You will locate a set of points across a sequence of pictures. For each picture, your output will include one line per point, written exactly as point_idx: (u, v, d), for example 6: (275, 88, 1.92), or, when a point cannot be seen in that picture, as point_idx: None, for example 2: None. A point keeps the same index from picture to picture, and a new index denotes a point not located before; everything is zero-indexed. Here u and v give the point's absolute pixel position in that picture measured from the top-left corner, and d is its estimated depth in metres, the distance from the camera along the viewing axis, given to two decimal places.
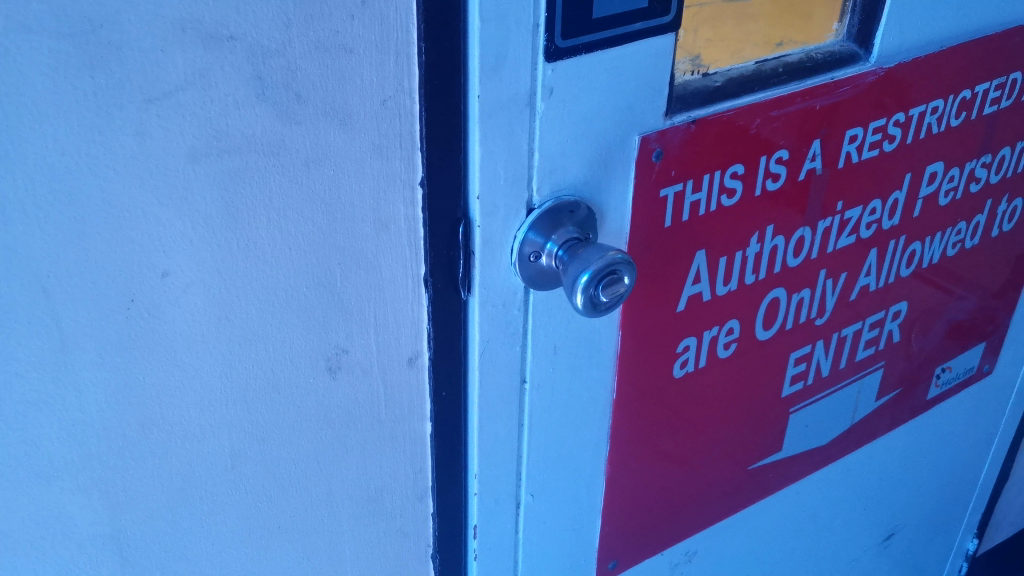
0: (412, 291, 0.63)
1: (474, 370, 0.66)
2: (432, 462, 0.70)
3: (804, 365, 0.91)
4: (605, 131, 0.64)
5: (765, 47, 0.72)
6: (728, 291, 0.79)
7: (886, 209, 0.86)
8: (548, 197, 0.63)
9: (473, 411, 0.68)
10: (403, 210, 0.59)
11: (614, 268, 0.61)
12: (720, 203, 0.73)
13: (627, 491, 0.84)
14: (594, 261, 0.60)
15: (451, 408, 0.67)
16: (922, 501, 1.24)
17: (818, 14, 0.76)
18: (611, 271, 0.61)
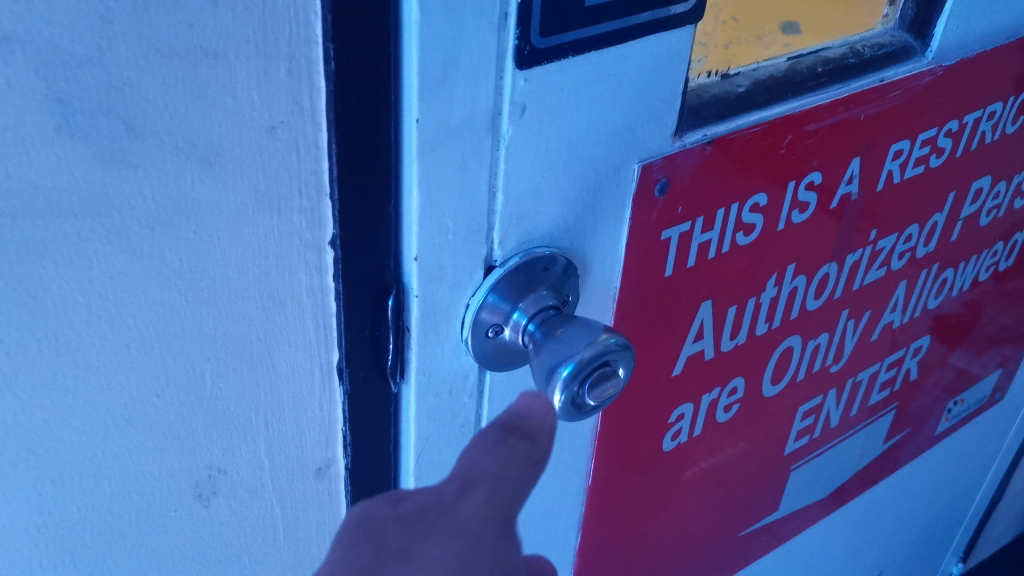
0: (319, 385, 0.44)
1: (409, 479, 0.48)
2: None
3: (812, 419, 0.75)
4: (595, 161, 0.46)
5: (730, 20, 0.54)
6: (735, 346, 0.62)
7: (921, 235, 0.70)
8: (514, 251, 0.45)
9: None
10: (304, 280, 0.41)
11: (608, 359, 0.44)
12: (734, 242, 0.56)
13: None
14: (580, 347, 0.43)
15: None
16: (913, 535, 1.11)
17: (830, 9, 0.59)
18: (603, 363, 0.44)
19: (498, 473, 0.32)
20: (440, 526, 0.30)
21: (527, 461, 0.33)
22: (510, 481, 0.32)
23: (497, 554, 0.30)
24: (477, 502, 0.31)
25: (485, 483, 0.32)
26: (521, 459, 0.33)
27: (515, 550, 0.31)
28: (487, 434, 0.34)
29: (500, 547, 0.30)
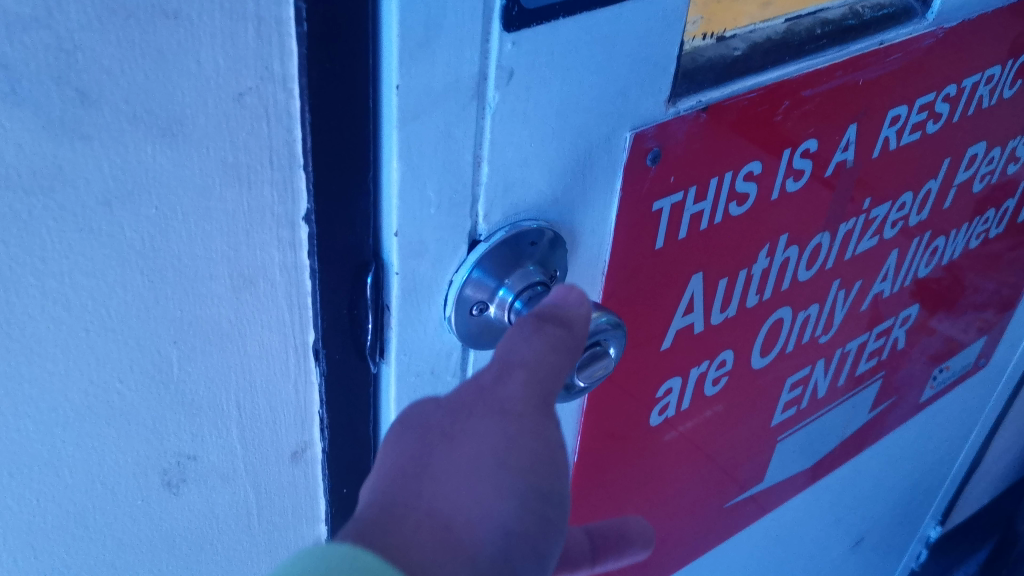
0: (294, 368, 0.42)
1: None
2: None
3: (799, 389, 0.74)
4: (586, 128, 0.43)
5: None
6: (724, 319, 0.60)
7: (915, 202, 0.68)
8: (501, 225, 0.43)
9: None
10: (276, 258, 0.38)
11: (599, 340, 0.42)
12: (726, 212, 0.54)
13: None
14: None
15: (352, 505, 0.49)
16: (893, 499, 1.11)
17: None
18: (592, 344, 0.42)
19: (533, 361, 0.36)
20: (483, 405, 0.35)
21: (560, 348, 0.37)
22: (546, 370, 0.36)
23: (534, 435, 0.35)
24: (516, 385, 0.35)
25: (522, 369, 0.36)
26: (554, 346, 0.37)
27: (551, 420, 0.36)
28: (525, 325, 0.37)
29: (539, 429, 0.35)
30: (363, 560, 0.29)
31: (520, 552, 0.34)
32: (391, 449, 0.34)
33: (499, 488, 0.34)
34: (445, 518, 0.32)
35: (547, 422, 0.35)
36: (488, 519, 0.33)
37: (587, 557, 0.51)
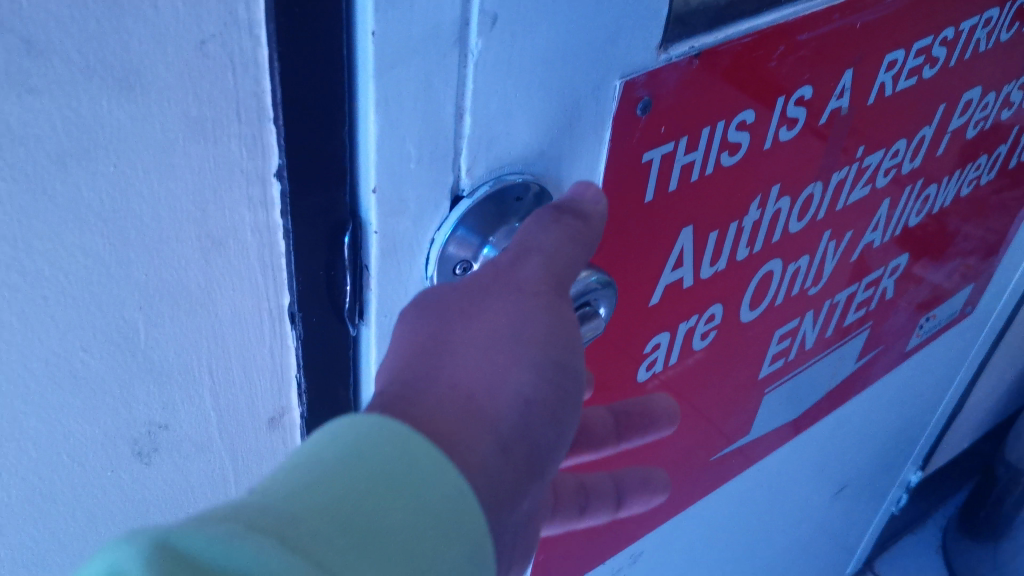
0: (269, 332, 0.40)
1: None
2: None
3: (787, 341, 0.73)
4: (574, 77, 0.41)
5: None
6: (714, 272, 0.59)
7: (909, 150, 0.67)
8: (485, 179, 0.41)
9: None
10: (247, 217, 0.36)
11: (591, 297, 0.43)
12: (718, 163, 0.52)
13: (599, 465, 0.64)
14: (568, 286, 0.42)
15: None
16: (875, 446, 1.12)
17: None
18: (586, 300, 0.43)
19: (551, 249, 0.39)
20: (502, 288, 0.38)
21: (579, 238, 0.40)
22: (561, 257, 0.40)
23: (550, 313, 0.38)
24: (533, 269, 0.39)
25: (539, 256, 0.39)
26: (573, 237, 0.40)
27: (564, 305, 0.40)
28: (545, 213, 0.41)
29: (553, 307, 0.39)
30: (394, 433, 0.32)
31: (537, 421, 0.38)
32: (410, 324, 0.37)
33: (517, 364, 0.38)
34: (468, 391, 0.36)
35: (560, 308, 0.39)
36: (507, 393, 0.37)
37: (611, 436, 0.55)
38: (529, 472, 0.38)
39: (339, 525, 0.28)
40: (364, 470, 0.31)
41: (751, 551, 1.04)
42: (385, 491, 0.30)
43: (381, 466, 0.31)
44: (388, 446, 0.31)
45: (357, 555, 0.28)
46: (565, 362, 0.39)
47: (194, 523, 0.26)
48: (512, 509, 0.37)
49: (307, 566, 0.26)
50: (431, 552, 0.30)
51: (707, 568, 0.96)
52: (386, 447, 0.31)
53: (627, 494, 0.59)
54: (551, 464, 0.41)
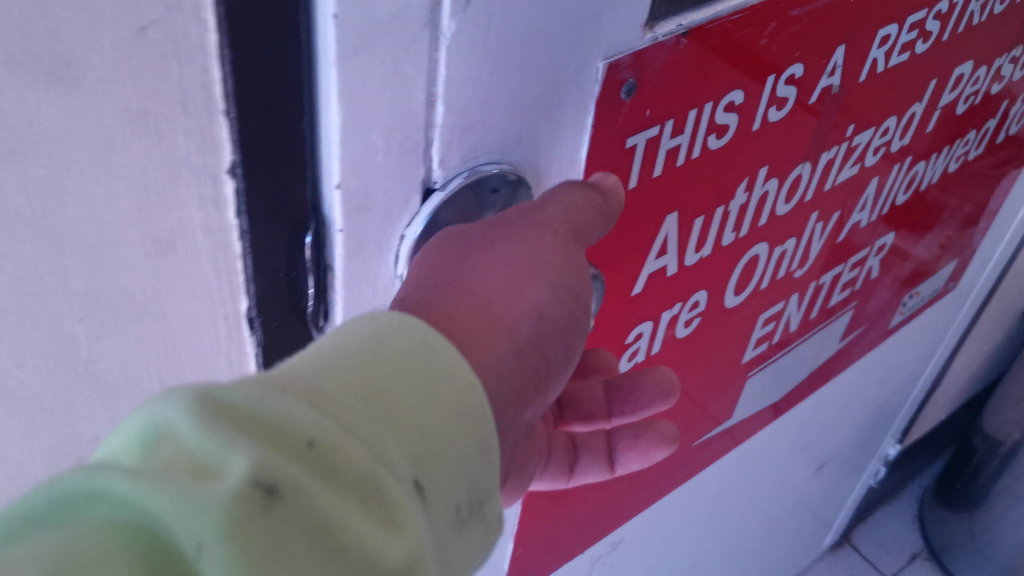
0: (225, 340, 0.37)
1: None
2: None
3: (771, 324, 0.71)
4: (554, 59, 0.38)
5: None
6: (699, 259, 0.56)
7: (899, 127, 0.64)
8: (460, 170, 0.38)
9: None
10: (198, 218, 0.32)
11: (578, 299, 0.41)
12: (704, 146, 0.49)
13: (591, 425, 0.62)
14: None
15: None
16: (855, 423, 1.11)
17: None
18: None
19: (574, 203, 0.39)
20: (524, 222, 0.39)
21: (599, 207, 0.40)
22: (585, 215, 0.40)
23: (567, 253, 0.39)
24: (555, 212, 0.39)
25: (562, 206, 0.39)
26: (595, 204, 0.40)
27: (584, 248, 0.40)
28: (571, 183, 0.41)
29: (571, 249, 0.39)
30: (417, 332, 0.33)
31: (548, 340, 0.39)
32: (428, 248, 0.37)
33: (533, 281, 0.38)
34: (485, 297, 0.37)
35: (578, 253, 0.39)
36: (521, 309, 0.38)
37: (601, 407, 0.53)
38: (533, 387, 0.39)
39: (362, 399, 0.30)
40: (388, 356, 0.32)
41: (731, 529, 1.03)
42: (409, 379, 0.31)
43: (401, 357, 0.32)
44: (411, 343, 0.32)
45: (375, 429, 0.29)
46: (579, 295, 0.40)
47: (236, 385, 0.27)
48: (512, 418, 0.38)
49: (334, 430, 0.27)
50: (445, 439, 0.31)
51: (686, 550, 0.95)
52: (407, 342, 0.32)
53: (620, 453, 0.54)
54: (550, 393, 0.41)
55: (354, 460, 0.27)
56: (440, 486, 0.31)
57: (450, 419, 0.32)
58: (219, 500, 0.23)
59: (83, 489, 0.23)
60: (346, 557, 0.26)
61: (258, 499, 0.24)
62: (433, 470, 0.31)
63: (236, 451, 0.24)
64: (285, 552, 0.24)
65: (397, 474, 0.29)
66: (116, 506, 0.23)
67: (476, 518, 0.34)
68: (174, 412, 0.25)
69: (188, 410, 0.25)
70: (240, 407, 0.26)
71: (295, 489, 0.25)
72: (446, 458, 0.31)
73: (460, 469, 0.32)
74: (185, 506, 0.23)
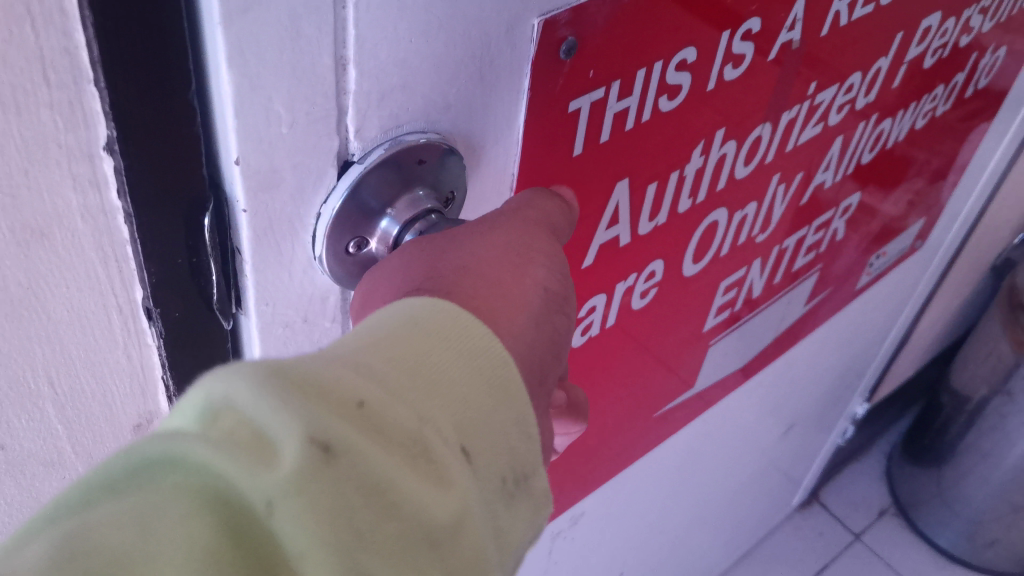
0: (122, 332, 0.34)
1: None
2: None
3: (733, 291, 0.69)
4: (481, 17, 0.34)
5: None
6: (654, 228, 0.53)
7: (864, 84, 0.61)
8: (379, 141, 0.35)
9: None
10: (74, 201, 0.29)
11: None
12: (656, 108, 0.46)
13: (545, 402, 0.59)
14: None
15: None
16: (822, 384, 1.09)
17: None
18: None
19: (543, 205, 0.39)
20: (506, 216, 0.37)
21: (560, 209, 0.40)
22: (553, 214, 0.39)
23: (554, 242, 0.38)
24: (530, 209, 0.38)
25: (534, 207, 0.38)
26: (558, 208, 0.40)
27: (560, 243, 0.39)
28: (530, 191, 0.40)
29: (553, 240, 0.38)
30: (450, 310, 0.31)
31: (562, 318, 0.36)
32: (409, 257, 0.34)
33: (536, 257, 0.36)
34: (496, 277, 0.34)
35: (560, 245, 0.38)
36: (531, 287, 0.35)
37: None
38: (556, 369, 0.36)
39: (406, 371, 0.28)
40: (423, 331, 0.29)
41: (697, 495, 1.02)
42: (450, 350, 0.29)
43: (438, 333, 0.30)
44: (445, 317, 0.30)
45: (424, 392, 0.28)
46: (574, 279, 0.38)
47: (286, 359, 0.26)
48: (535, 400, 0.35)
49: (383, 396, 0.26)
50: (492, 405, 0.29)
51: (651, 518, 0.94)
52: (441, 314, 0.30)
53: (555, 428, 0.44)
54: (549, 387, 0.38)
55: (402, 420, 0.26)
56: (490, 452, 0.29)
57: (491, 390, 0.30)
58: (280, 472, 0.22)
59: (156, 456, 0.22)
60: (401, 515, 0.25)
61: (316, 459, 0.23)
62: (481, 441, 0.29)
63: (289, 414, 0.23)
64: (347, 511, 0.23)
65: (446, 438, 0.27)
66: (187, 473, 0.22)
67: (528, 494, 0.31)
68: (230, 378, 0.24)
69: (242, 376, 0.24)
70: (295, 370, 0.25)
71: (350, 450, 0.24)
72: (492, 427, 0.29)
73: (507, 441, 0.30)
74: (250, 471, 0.22)
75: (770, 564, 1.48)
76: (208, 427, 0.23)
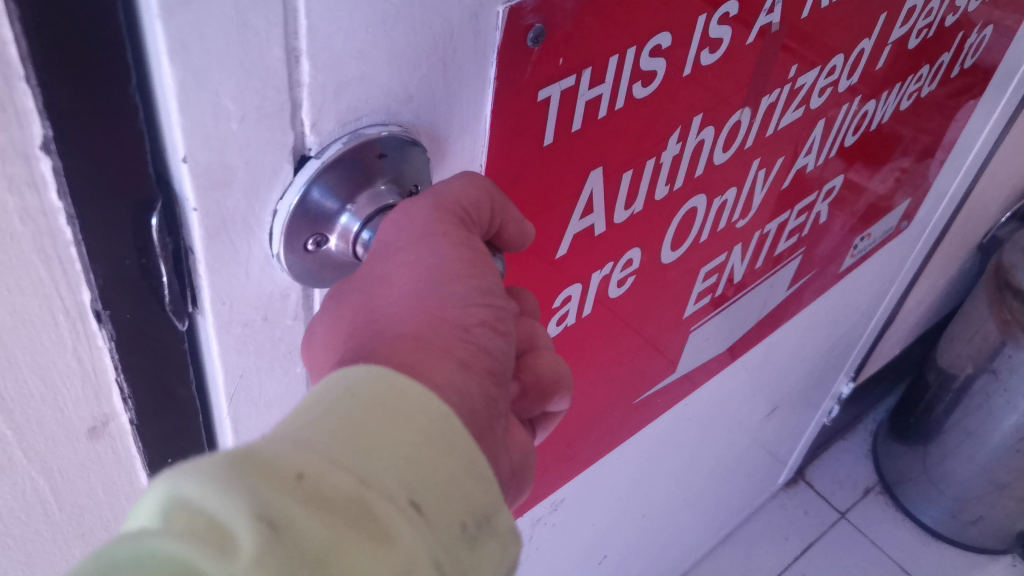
0: (70, 334, 0.32)
1: (223, 410, 0.39)
2: None
3: (713, 277, 0.68)
4: (442, 5, 0.33)
5: None
6: (630, 216, 0.52)
7: (847, 65, 0.60)
8: (337, 135, 0.33)
9: None
10: (12, 202, 0.28)
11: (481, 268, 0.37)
12: (630, 95, 0.44)
13: None
14: None
15: None
16: (807, 365, 1.09)
17: None
18: None
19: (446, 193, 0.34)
20: (409, 236, 0.33)
21: (471, 185, 0.35)
22: (458, 197, 0.35)
23: (466, 243, 0.34)
24: (427, 208, 0.34)
25: (434, 200, 0.34)
26: (468, 187, 0.35)
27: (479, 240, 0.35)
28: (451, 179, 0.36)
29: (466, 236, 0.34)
30: (385, 375, 0.30)
31: (493, 343, 0.34)
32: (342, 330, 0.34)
33: (454, 282, 0.34)
34: (414, 331, 0.33)
35: (480, 248, 0.35)
36: (451, 327, 0.33)
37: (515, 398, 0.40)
38: (502, 395, 0.35)
39: (351, 438, 0.29)
40: (368, 398, 0.30)
41: (682, 477, 1.02)
42: (395, 410, 0.30)
43: (382, 398, 0.30)
44: (378, 385, 0.30)
45: (367, 456, 0.28)
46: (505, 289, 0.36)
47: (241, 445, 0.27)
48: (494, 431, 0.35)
49: (326, 466, 0.27)
50: (439, 458, 0.30)
51: (634, 501, 0.94)
52: (384, 381, 0.30)
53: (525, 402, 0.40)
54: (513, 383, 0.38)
55: (341, 486, 0.27)
56: (444, 504, 0.30)
57: (434, 441, 0.30)
58: (240, 558, 0.24)
59: (123, 556, 0.23)
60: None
61: (264, 539, 0.25)
62: (432, 494, 0.29)
63: (235, 499, 0.25)
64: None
65: (392, 496, 0.28)
66: (160, 563, 0.23)
67: (491, 535, 0.32)
68: (180, 473, 0.25)
69: (192, 471, 0.25)
70: (245, 453, 0.26)
71: (294, 525, 0.25)
72: (444, 477, 0.30)
73: (462, 488, 0.30)
74: (206, 558, 0.24)
75: (756, 543, 1.49)
76: (166, 525, 0.24)
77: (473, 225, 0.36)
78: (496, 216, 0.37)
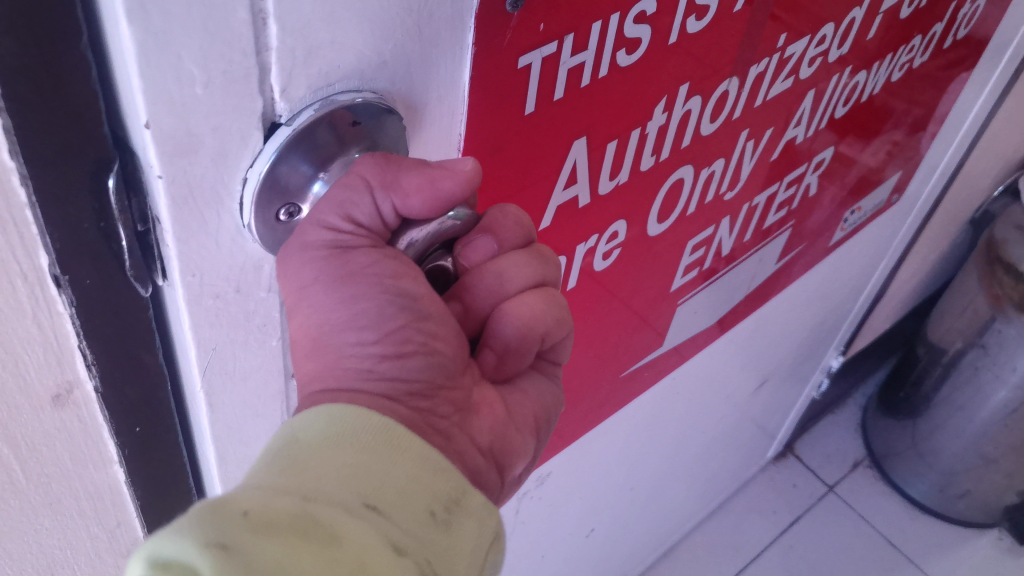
0: (27, 297, 0.32)
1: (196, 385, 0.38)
2: (138, 502, 0.44)
3: (701, 251, 0.67)
4: None
5: None
6: (615, 187, 0.51)
7: (837, 35, 0.59)
8: (310, 101, 0.32)
9: (202, 435, 0.41)
10: None
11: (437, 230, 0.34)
12: (614, 64, 0.43)
13: None
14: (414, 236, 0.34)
15: (157, 438, 0.41)
16: (796, 340, 1.09)
17: None
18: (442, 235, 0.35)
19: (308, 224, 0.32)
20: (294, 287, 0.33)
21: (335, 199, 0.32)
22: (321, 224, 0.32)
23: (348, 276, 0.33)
24: (296, 254, 0.32)
25: (302, 238, 0.32)
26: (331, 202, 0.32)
27: (363, 256, 0.33)
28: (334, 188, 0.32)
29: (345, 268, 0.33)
30: (324, 418, 0.33)
31: (401, 369, 0.34)
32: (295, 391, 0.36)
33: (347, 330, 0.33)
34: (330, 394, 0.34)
35: (365, 270, 0.33)
36: (355, 372, 0.34)
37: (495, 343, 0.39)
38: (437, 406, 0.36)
39: (296, 471, 0.31)
40: (307, 437, 0.32)
41: (669, 451, 1.02)
42: (335, 434, 0.32)
43: (323, 432, 0.32)
44: (319, 424, 0.32)
45: (316, 478, 0.31)
46: (413, 295, 0.34)
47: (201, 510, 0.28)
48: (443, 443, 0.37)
49: (274, 496, 0.29)
50: (390, 464, 0.33)
51: (621, 475, 0.93)
52: (321, 419, 0.32)
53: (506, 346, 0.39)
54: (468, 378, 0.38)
55: (288, 505, 0.28)
56: (403, 500, 0.32)
57: (377, 452, 0.33)
58: None
59: None
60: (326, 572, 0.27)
61: (219, 558, 0.25)
62: (388, 494, 0.32)
63: (189, 538, 0.26)
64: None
65: (348, 502, 0.30)
66: None
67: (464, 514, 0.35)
68: (147, 544, 0.26)
69: (152, 538, 0.26)
70: (197, 508, 0.27)
71: (249, 548, 0.26)
72: (396, 477, 0.32)
73: (420, 482, 0.33)
74: None
75: (744, 517, 1.49)
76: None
77: (361, 234, 0.33)
78: (389, 205, 0.33)
